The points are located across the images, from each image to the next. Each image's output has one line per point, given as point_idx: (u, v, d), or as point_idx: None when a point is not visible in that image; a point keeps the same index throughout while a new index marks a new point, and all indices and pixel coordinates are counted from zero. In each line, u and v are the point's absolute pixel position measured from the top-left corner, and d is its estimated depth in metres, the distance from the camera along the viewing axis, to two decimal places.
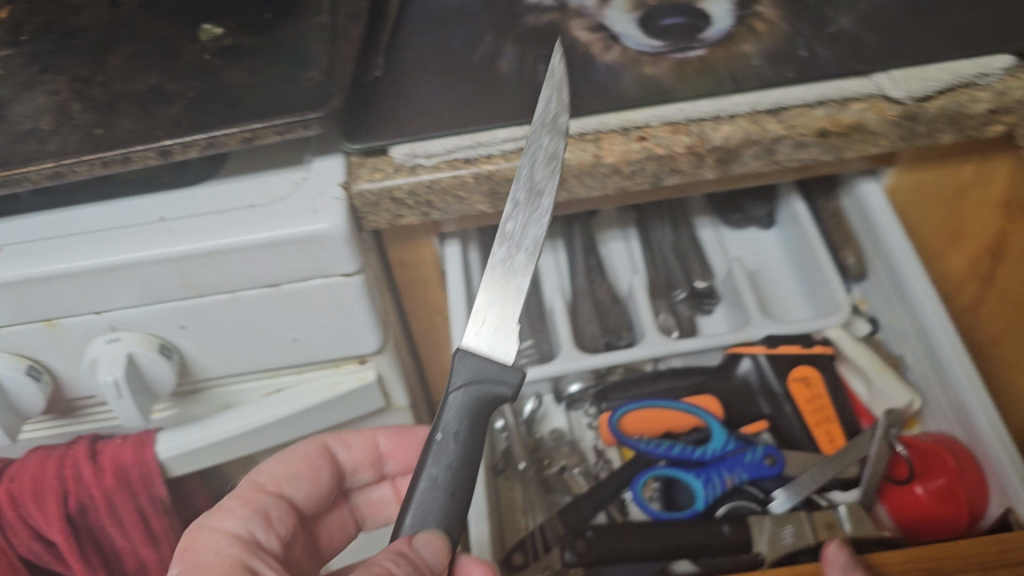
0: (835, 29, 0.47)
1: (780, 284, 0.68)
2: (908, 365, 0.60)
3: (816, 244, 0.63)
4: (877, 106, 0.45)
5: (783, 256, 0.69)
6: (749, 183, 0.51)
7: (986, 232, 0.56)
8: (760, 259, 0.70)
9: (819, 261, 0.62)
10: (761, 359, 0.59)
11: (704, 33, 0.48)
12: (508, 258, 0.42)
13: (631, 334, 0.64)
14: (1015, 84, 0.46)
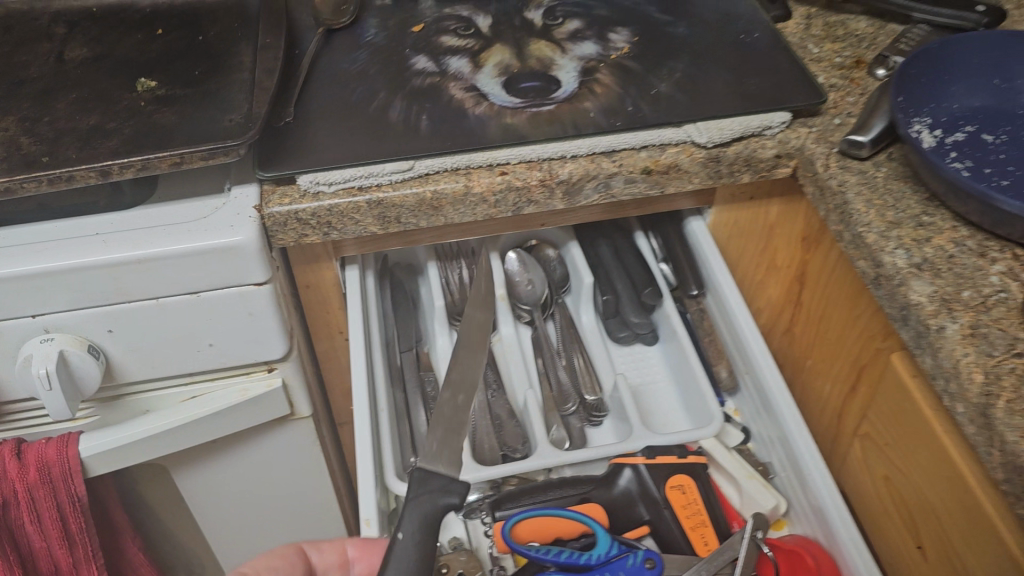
0: (656, 91, 0.60)
1: (663, 396, 0.74)
2: (776, 472, 0.65)
3: (693, 363, 0.70)
4: (688, 150, 0.58)
5: (666, 371, 0.75)
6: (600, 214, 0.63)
7: (793, 262, 0.67)
8: (647, 375, 0.75)
9: (696, 377, 0.69)
10: (642, 469, 0.61)
11: (555, 92, 0.60)
12: (451, 399, 0.57)
13: (526, 447, 0.68)
14: (793, 135, 0.59)
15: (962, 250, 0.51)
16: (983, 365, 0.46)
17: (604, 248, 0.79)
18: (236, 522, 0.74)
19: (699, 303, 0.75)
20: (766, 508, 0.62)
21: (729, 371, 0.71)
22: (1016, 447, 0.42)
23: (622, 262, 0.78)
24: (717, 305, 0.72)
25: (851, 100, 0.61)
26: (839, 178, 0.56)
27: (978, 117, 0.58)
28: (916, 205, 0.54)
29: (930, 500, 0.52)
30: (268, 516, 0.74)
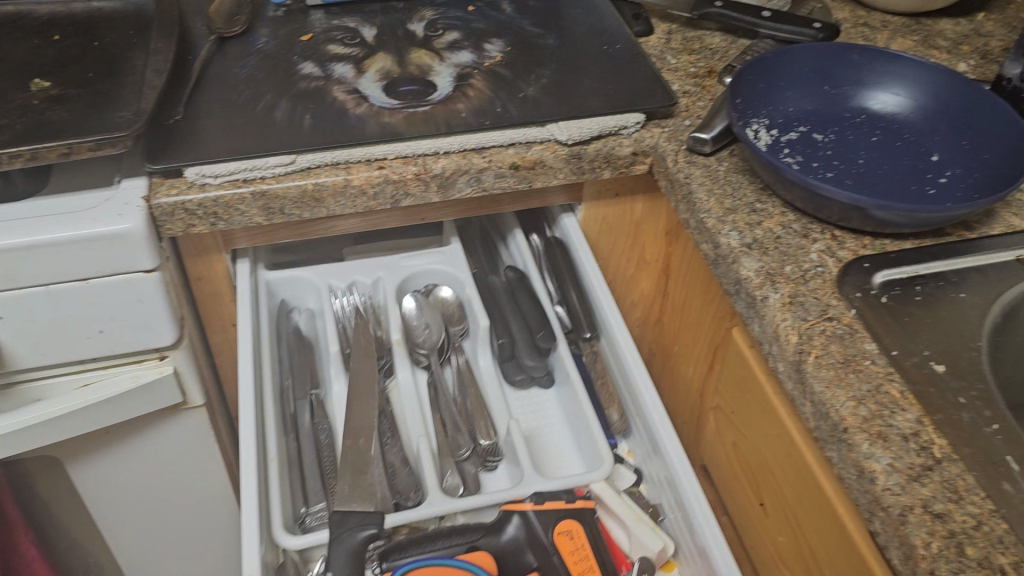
0: (523, 95, 0.65)
1: (560, 445, 0.63)
2: (666, 513, 0.58)
3: (585, 404, 0.61)
4: (552, 148, 0.64)
5: (563, 417, 0.65)
6: (476, 206, 0.68)
7: (658, 255, 0.73)
8: (544, 424, 0.65)
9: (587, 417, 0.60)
10: (531, 514, 0.54)
11: (430, 96, 0.65)
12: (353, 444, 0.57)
13: (419, 495, 0.58)
14: (647, 135, 0.65)
15: (788, 232, 0.57)
16: (798, 327, 0.51)
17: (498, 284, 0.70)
18: (128, 513, 0.75)
19: (593, 344, 0.66)
20: (653, 551, 0.55)
21: (622, 413, 0.63)
22: (822, 396, 0.47)
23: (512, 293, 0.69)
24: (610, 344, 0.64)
25: (701, 105, 0.68)
26: (685, 171, 0.62)
27: (811, 119, 0.65)
28: (751, 194, 0.60)
29: (766, 459, 0.56)
30: (162, 508, 0.76)
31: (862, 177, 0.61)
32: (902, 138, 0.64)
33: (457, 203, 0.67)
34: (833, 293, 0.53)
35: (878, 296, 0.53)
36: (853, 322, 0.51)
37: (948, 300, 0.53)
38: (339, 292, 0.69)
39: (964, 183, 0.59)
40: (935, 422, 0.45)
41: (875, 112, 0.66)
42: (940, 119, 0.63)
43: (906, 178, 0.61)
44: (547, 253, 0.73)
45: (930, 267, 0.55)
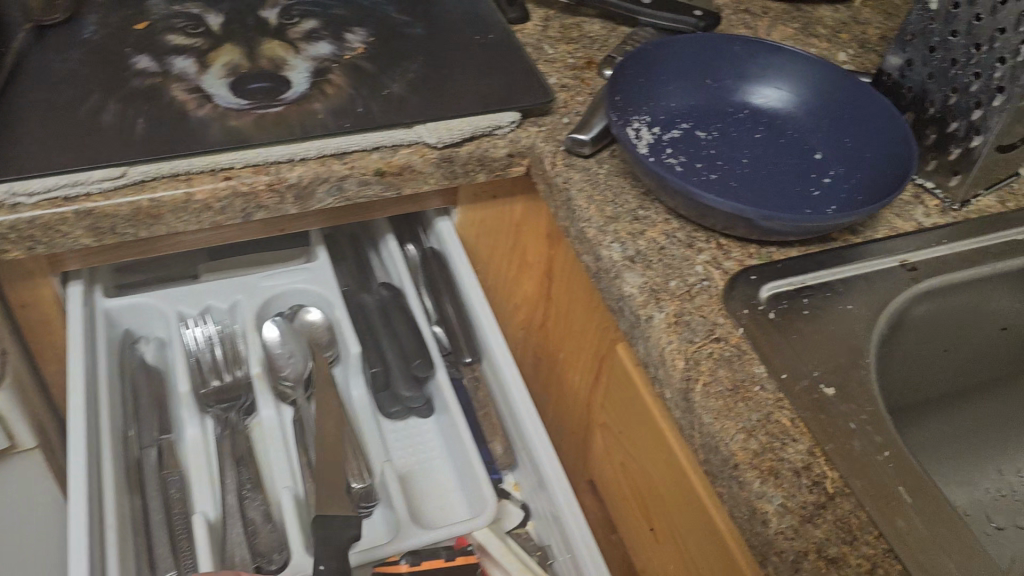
0: (388, 92, 0.59)
1: (441, 482, 0.59)
2: (555, 556, 0.55)
3: (464, 439, 0.57)
4: (420, 151, 0.58)
5: (443, 449, 0.60)
6: (345, 215, 0.63)
7: (540, 257, 0.69)
8: (423, 459, 0.60)
9: (468, 452, 0.56)
10: None
11: (283, 94, 0.58)
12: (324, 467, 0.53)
13: (285, 556, 0.53)
14: (523, 135, 0.60)
15: (673, 242, 0.54)
16: (685, 351, 0.48)
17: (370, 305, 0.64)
18: None
19: (475, 370, 0.62)
20: None
21: (505, 445, 0.60)
22: (710, 428, 0.45)
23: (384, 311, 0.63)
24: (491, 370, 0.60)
25: (580, 100, 0.64)
26: (564, 175, 0.58)
27: (693, 115, 0.62)
28: (634, 200, 0.56)
29: (657, 483, 0.54)
30: None
31: (747, 178, 0.58)
32: (785, 135, 0.61)
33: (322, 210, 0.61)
34: (720, 310, 0.50)
35: (765, 312, 0.50)
36: (740, 342, 0.48)
37: (835, 313, 0.51)
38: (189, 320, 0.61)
39: (847, 183, 0.57)
40: (827, 453, 0.43)
41: (758, 108, 0.63)
42: (823, 115, 0.61)
43: (790, 179, 0.58)
44: (424, 265, 0.68)
45: (816, 277, 0.53)
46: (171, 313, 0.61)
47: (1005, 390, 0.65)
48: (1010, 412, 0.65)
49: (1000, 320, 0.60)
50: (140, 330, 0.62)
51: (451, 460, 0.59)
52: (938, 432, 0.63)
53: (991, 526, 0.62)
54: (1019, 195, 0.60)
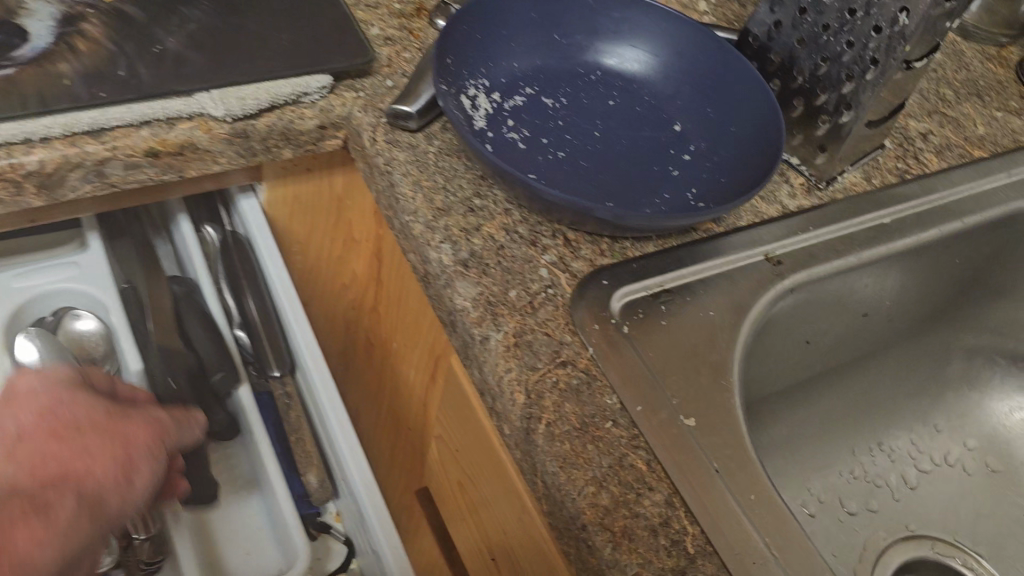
0: (161, 49, 0.47)
1: (246, 518, 0.50)
2: None
3: (273, 472, 0.48)
4: (204, 125, 0.47)
5: (252, 479, 0.52)
6: (133, 199, 0.52)
7: (367, 237, 0.58)
8: (234, 505, 0.51)
9: (276, 489, 0.48)
10: None
11: (17, 50, 0.45)
12: None
13: None
14: (337, 102, 0.50)
15: (512, 240, 0.46)
16: (526, 381, 0.40)
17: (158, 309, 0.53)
18: None
19: (286, 386, 0.53)
20: None
21: (321, 475, 0.51)
22: (555, 479, 0.38)
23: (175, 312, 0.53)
24: (306, 386, 0.52)
25: (407, 57, 0.53)
26: (386, 154, 0.48)
27: (539, 78, 0.54)
28: (468, 186, 0.48)
29: (500, 515, 0.47)
30: None
31: (599, 157, 0.51)
32: (641, 104, 0.54)
33: (99, 196, 0.50)
34: (567, 325, 0.43)
35: (617, 326, 0.43)
36: (590, 366, 0.42)
37: (695, 319, 0.45)
38: None
39: (708, 163, 0.51)
40: (686, 503, 0.38)
41: (612, 69, 0.55)
42: (685, 81, 0.54)
43: (647, 157, 0.51)
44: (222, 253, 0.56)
45: (674, 279, 0.46)
46: None
47: (857, 370, 0.62)
48: (859, 392, 0.62)
49: (860, 308, 0.56)
50: None
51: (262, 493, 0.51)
52: (792, 421, 0.59)
53: (844, 511, 0.58)
54: (882, 170, 0.56)
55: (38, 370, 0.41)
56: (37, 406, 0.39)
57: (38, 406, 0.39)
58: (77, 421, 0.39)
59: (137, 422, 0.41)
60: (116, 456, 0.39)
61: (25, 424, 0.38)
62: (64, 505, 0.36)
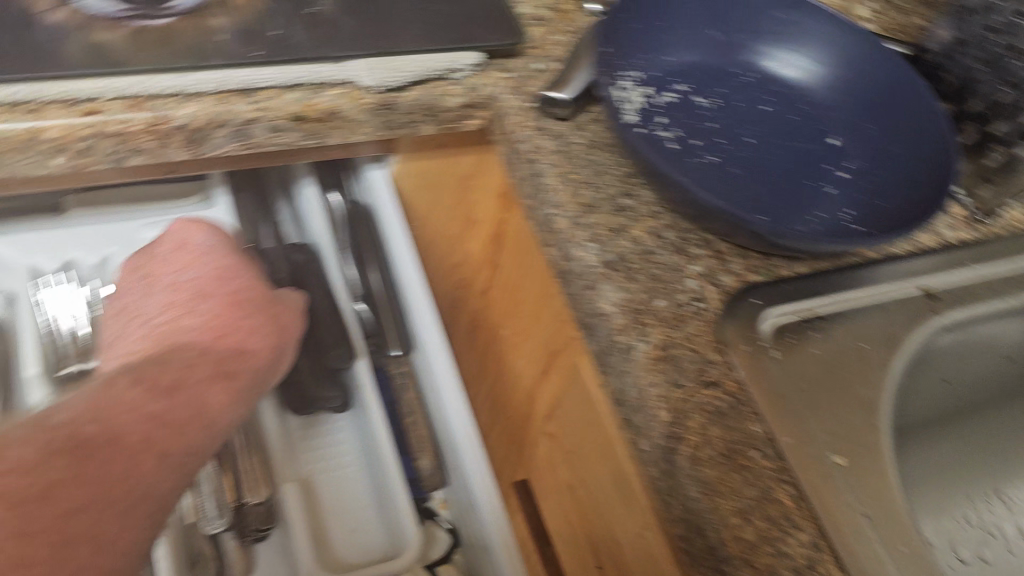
0: (314, 11, 0.46)
1: (353, 494, 0.49)
2: None
3: (386, 454, 0.47)
4: (352, 94, 0.45)
5: (360, 456, 0.50)
6: (266, 160, 0.51)
7: (489, 220, 0.57)
8: (342, 480, 0.49)
9: (390, 470, 0.47)
10: None
11: (172, 1, 0.44)
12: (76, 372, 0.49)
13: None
14: (485, 82, 0.48)
15: (660, 245, 0.43)
16: (670, 399, 0.38)
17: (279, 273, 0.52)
18: None
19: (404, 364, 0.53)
20: None
21: (434, 462, 0.50)
22: (698, 507, 0.36)
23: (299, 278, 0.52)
24: (425, 367, 0.51)
25: (556, 39, 0.51)
26: (532, 142, 0.46)
27: (693, 75, 0.51)
28: (615, 183, 0.45)
29: (615, 523, 0.46)
30: None
31: (753, 165, 0.48)
32: (797, 112, 0.51)
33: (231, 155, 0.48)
34: (713, 344, 0.41)
35: (767, 350, 0.41)
36: (736, 390, 0.39)
37: (847, 350, 0.43)
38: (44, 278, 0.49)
39: (867, 183, 0.47)
40: (832, 545, 0.36)
41: (769, 73, 0.52)
42: (848, 92, 0.51)
43: (800, 170, 0.48)
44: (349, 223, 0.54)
45: (828, 304, 0.43)
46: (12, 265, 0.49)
47: (986, 410, 0.58)
48: (983, 437, 0.59)
49: (1002, 349, 0.53)
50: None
51: (371, 471, 0.49)
52: (915, 458, 0.55)
53: (957, 559, 0.55)
54: None
55: (207, 225, 0.49)
56: (215, 270, 0.47)
57: (217, 269, 0.47)
58: (245, 296, 0.47)
59: (284, 308, 0.48)
60: (270, 335, 0.46)
61: (205, 283, 0.46)
62: (242, 369, 0.43)
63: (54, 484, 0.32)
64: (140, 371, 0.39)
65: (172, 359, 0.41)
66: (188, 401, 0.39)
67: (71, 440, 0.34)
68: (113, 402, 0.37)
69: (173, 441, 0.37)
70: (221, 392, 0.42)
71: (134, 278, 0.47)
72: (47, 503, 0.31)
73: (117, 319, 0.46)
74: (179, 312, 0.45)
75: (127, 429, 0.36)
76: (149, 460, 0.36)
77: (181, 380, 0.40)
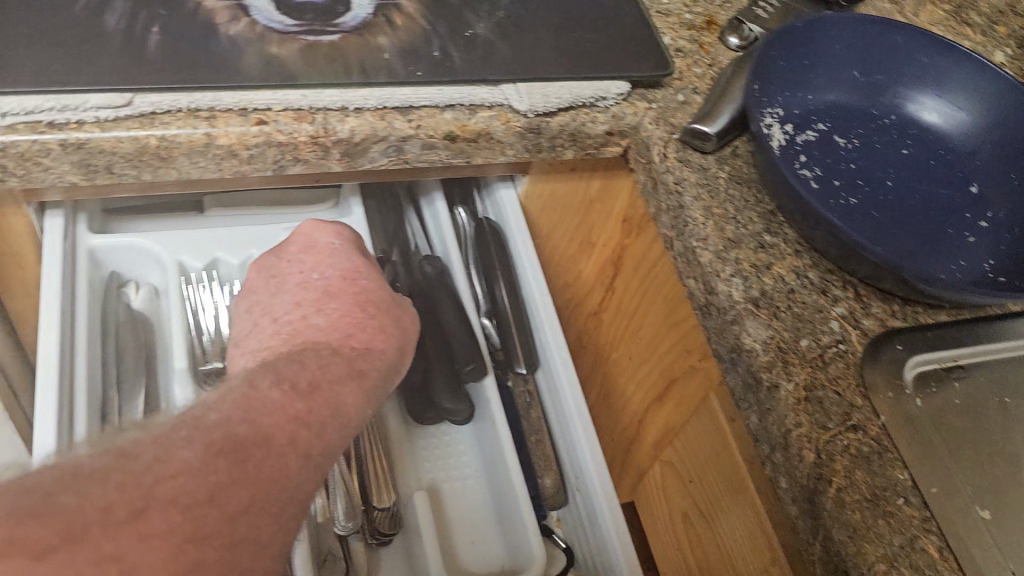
0: (472, 34, 0.47)
1: (472, 507, 0.50)
2: None
3: (510, 467, 0.48)
4: (503, 116, 0.46)
5: (479, 470, 0.52)
6: (396, 174, 0.52)
7: (609, 244, 0.58)
8: (461, 492, 0.51)
9: (513, 484, 0.48)
10: None
11: (341, 17, 0.46)
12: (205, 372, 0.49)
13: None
14: (630, 111, 0.49)
15: (802, 284, 0.44)
16: (815, 440, 0.38)
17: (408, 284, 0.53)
18: None
19: (528, 384, 0.54)
20: None
21: (556, 482, 0.51)
22: (844, 551, 0.36)
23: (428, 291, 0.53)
24: (551, 387, 0.53)
25: (697, 72, 0.52)
26: (677, 173, 0.47)
27: (832, 115, 0.51)
28: (758, 219, 0.46)
29: (734, 549, 0.49)
30: None
31: (894, 209, 0.48)
32: (937, 158, 0.51)
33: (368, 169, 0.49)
34: (856, 387, 0.41)
35: (911, 398, 0.41)
36: (882, 435, 0.39)
37: (988, 403, 0.43)
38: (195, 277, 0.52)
39: (1009, 233, 0.47)
40: None
41: (908, 116, 0.52)
42: (988, 140, 0.51)
43: (941, 216, 0.48)
44: (475, 239, 0.57)
45: (970, 355, 0.43)
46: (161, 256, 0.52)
47: None
48: None
49: None
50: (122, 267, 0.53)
51: (490, 484, 0.51)
52: None
53: None
54: None
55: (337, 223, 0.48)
56: (340, 271, 0.44)
57: (342, 271, 0.44)
58: (372, 297, 0.43)
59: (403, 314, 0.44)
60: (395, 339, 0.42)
61: (333, 284, 0.43)
62: (373, 369, 0.39)
63: (216, 489, 0.27)
64: (278, 369, 0.34)
65: (307, 358, 0.36)
66: (327, 402, 0.35)
67: (225, 439, 0.29)
68: (256, 400, 0.31)
69: (317, 442, 0.32)
70: (356, 392, 0.37)
71: (262, 278, 0.45)
72: (213, 506, 0.26)
73: (243, 320, 0.43)
74: (307, 311, 0.41)
75: (275, 428, 0.31)
76: (295, 462, 0.31)
77: (316, 379, 0.35)
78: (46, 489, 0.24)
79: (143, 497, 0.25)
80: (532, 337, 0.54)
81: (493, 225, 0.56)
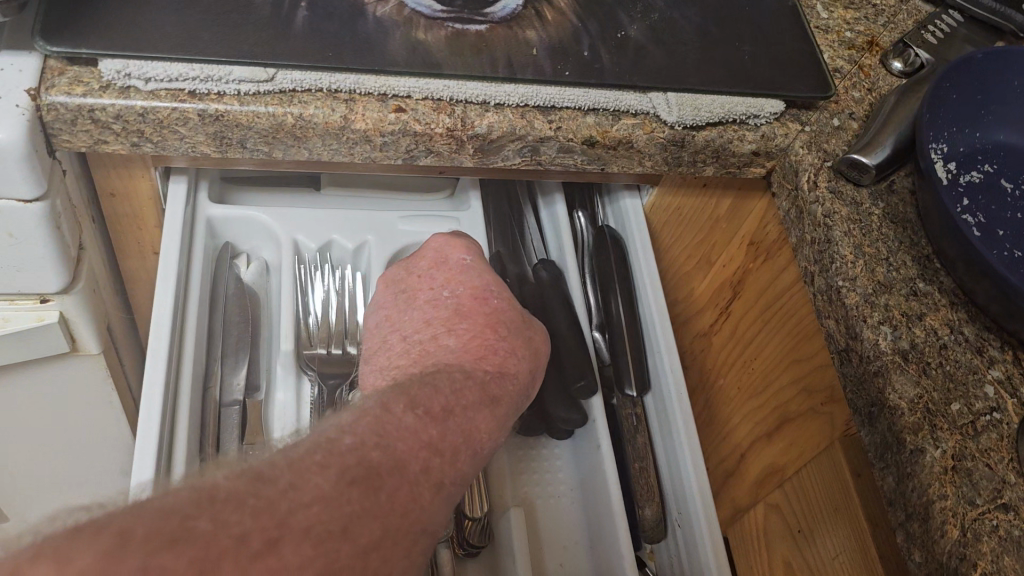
0: (624, 35, 0.45)
1: (565, 527, 0.49)
2: None
3: (612, 493, 0.46)
4: (647, 126, 0.44)
5: (576, 489, 0.50)
6: (521, 175, 0.50)
7: (732, 264, 0.54)
8: (553, 511, 0.49)
9: (613, 510, 0.45)
10: None
11: (490, 7, 0.44)
12: (305, 370, 0.47)
13: None
14: (781, 133, 0.46)
15: (957, 341, 0.40)
16: (960, 516, 0.35)
17: (523, 286, 0.52)
18: (21, 460, 0.58)
19: (635, 406, 0.51)
20: None
21: (658, 512, 0.49)
22: None
23: (540, 296, 0.51)
24: (662, 415, 0.51)
25: (855, 96, 0.48)
26: (826, 205, 0.44)
27: (1001, 156, 0.47)
28: (911, 264, 0.42)
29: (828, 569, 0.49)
30: (50, 455, 0.59)
31: None
32: None
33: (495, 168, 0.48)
34: (1009, 462, 0.37)
35: None
36: None
37: None
38: (310, 262, 0.51)
39: None
40: None
41: None
42: None
43: None
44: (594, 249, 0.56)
45: None
46: (279, 231, 0.51)
47: None
48: None
49: None
50: (237, 240, 0.52)
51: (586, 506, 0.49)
52: None
53: None
54: None
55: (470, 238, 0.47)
56: (471, 289, 0.43)
57: (473, 289, 0.43)
58: (501, 318, 0.42)
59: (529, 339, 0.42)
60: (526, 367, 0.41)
61: (463, 302, 0.42)
62: (506, 395, 0.37)
63: (350, 518, 0.24)
64: (413, 394, 0.32)
65: (439, 380, 0.34)
66: (460, 429, 0.32)
67: (362, 466, 0.27)
68: (389, 422, 0.29)
69: (449, 471, 0.30)
70: (486, 420, 0.35)
71: (392, 293, 0.44)
72: (346, 538, 0.24)
73: (373, 335, 0.42)
74: (437, 332, 0.40)
75: (410, 455, 0.29)
76: (428, 493, 0.28)
77: (452, 406, 0.33)
78: (181, 510, 0.22)
79: (277, 527, 0.22)
80: (647, 356, 0.52)
81: (615, 231, 0.55)
